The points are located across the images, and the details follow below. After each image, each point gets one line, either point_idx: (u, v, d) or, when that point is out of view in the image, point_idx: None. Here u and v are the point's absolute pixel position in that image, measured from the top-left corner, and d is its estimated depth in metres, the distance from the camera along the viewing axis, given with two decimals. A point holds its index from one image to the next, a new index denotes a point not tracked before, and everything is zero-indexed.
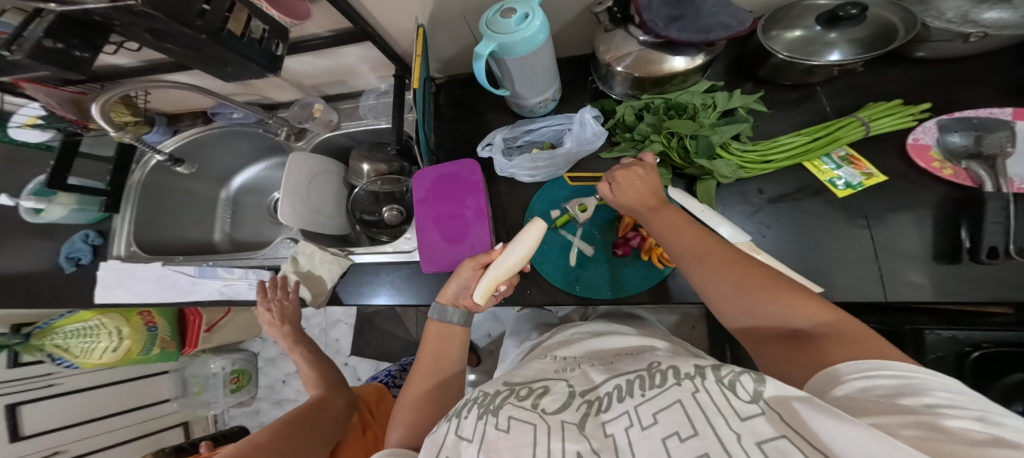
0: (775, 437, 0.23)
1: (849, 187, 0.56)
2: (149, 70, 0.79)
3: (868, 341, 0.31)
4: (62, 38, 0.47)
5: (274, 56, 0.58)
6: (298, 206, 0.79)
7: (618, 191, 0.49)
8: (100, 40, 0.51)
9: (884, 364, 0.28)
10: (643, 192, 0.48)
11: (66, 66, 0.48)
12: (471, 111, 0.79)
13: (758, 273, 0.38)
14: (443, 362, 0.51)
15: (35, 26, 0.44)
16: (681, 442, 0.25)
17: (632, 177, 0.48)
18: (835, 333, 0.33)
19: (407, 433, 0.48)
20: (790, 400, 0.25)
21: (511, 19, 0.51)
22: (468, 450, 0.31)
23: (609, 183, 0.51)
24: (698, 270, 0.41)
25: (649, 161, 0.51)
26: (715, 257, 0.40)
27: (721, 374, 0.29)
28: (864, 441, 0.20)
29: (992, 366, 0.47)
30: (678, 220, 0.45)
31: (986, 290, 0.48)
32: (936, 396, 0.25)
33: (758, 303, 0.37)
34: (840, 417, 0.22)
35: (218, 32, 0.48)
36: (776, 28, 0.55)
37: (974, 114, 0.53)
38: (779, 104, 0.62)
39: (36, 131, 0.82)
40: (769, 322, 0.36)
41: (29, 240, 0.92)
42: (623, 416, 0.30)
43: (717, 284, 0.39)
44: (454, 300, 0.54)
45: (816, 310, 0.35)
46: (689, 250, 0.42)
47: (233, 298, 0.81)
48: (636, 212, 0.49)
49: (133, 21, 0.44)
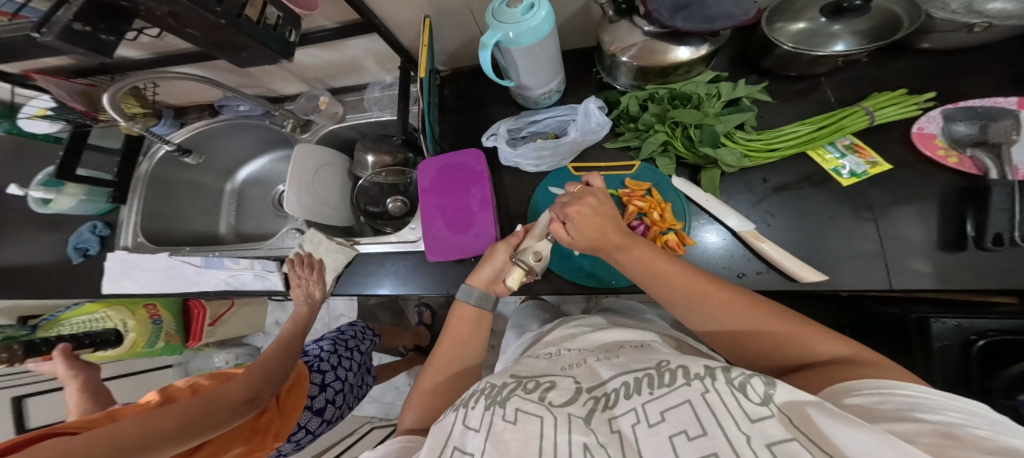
0: (785, 439, 0.23)
1: (854, 176, 0.56)
2: (159, 63, 0.79)
3: (882, 367, 0.32)
4: (92, 22, 0.48)
5: (288, 42, 0.59)
6: (304, 196, 0.80)
7: (576, 231, 0.45)
8: (125, 24, 0.51)
9: (902, 384, 0.28)
10: (606, 228, 0.44)
11: (92, 48, 0.49)
12: (476, 102, 0.79)
13: (764, 312, 0.38)
14: (463, 353, 0.51)
15: (64, 10, 0.45)
16: (689, 440, 0.25)
17: (587, 210, 0.44)
18: (849, 361, 0.34)
19: (420, 416, 0.47)
20: (802, 405, 0.26)
21: (517, 9, 0.52)
22: (474, 441, 0.31)
23: (563, 222, 0.47)
24: (690, 311, 0.42)
25: (596, 186, 0.49)
26: (714, 300, 0.40)
27: (731, 376, 0.29)
28: (879, 446, 0.21)
29: (998, 354, 0.47)
30: (654, 257, 0.44)
31: (993, 277, 0.48)
32: (948, 414, 0.25)
33: (768, 342, 0.38)
34: (854, 424, 0.23)
35: (237, 18, 0.49)
36: (781, 20, 0.54)
37: (979, 103, 0.53)
38: (783, 95, 0.62)
39: (46, 123, 0.82)
40: (777, 357, 0.38)
41: (40, 233, 0.93)
42: (630, 412, 0.30)
43: (724, 326, 0.40)
44: (488, 284, 0.54)
45: (827, 341, 0.36)
46: (687, 292, 0.42)
47: (238, 288, 0.82)
48: (607, 250, 0.46)
49: (158, 6, 0.45)
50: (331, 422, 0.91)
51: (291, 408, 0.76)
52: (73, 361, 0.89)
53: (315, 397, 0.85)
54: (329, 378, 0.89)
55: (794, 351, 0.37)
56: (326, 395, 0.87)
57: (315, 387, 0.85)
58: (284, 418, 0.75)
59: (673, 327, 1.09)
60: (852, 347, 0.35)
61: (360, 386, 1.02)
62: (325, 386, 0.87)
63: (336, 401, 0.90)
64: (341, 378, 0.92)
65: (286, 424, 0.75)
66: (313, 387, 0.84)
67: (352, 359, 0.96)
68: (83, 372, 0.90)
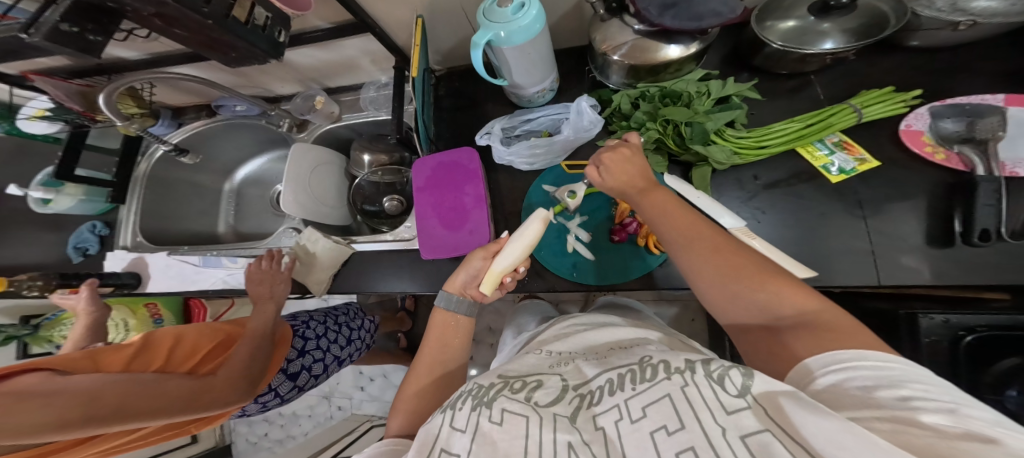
0: (759, 430, 0.24)
1: (843, 173, 0.56)
2: (154, 63, 0.80)
3: (847, 330, 0.31)
4: (78, 22, 0.48)
5: (277, 42, 0.60)
6: (301, 195, 0.80)
7: (606, 175, 0.48)
8: (113, 25, 0.52)
9: (863, 355, 0.29)
10: (634, 174, 0.47)
11: (80, 49, 0.50)
12: (471, 101, 0.80)
13: (746, 263, 0.38)
14: (447, 356, 0.52)
15: (51, 11, 0.46)
16: (669, 435, 0.26)
17: (617, 158, 0.47)
18: (814, 321, 0.33)
19: (408, 419, 0.47)
20: (776, 396, 0.26)
21: (507, 9, 0.52)
22: (460, 442, 0.32)
23: (597, 166, 0.49)
24: (684, 252, 0.41)
25: (634, 141, 0.50)
26: (701, 244, 0.41)
27: (710, 369, 0.30)
28: (843, 435, 0.21)
29: (987, 350, 0.47)
30: (666, 200, 0.45)
31: (979, 273, 0.49)
32: (913, 387, 0.25)
33: (741, 293, 0.37)
34: (820, 412, 0.23)
35: (224, 18, 0.49)
36: (770, 18, 0.54)
37: (966, 100, 0.53)
38: (774, 93, 0.62)
39: (45, 123, 0.82)
40: (749, 313, 0.37)
41: (41, 233, 0.94)
42: (614, 409, 0.31)
43: (697, 272, 0.40)
44: (461, 289, 0.56)
45: (799, 298, 0.35)
46: (674, 238, 0.43)
47: (235, 288, 0.81)
48: (627, 196, 0.48)
49: (144, 7, 0.46)
50: (302, 390, 0.88)
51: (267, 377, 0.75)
52: (96, 299, 0.81)
53: (292, 361, 0.82)
54: (310, 346, 0.86)
55: (763, 302, 0.36)
56: (303, 361, 0.84)
57: (294, 351, 0.83)
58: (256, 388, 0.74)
59: (671, 325, 1.10)
60: (822, 305, 0.34)
61: (344, 362, 0.99)
62: (304, 352, 0.85)
63: (313, 369, 0.88)
64: (323, 348, 0.89)
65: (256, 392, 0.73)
66: (291, 350, 0.82)
67: (339, 333, 0.94)
68: (100, 310, 0.82)
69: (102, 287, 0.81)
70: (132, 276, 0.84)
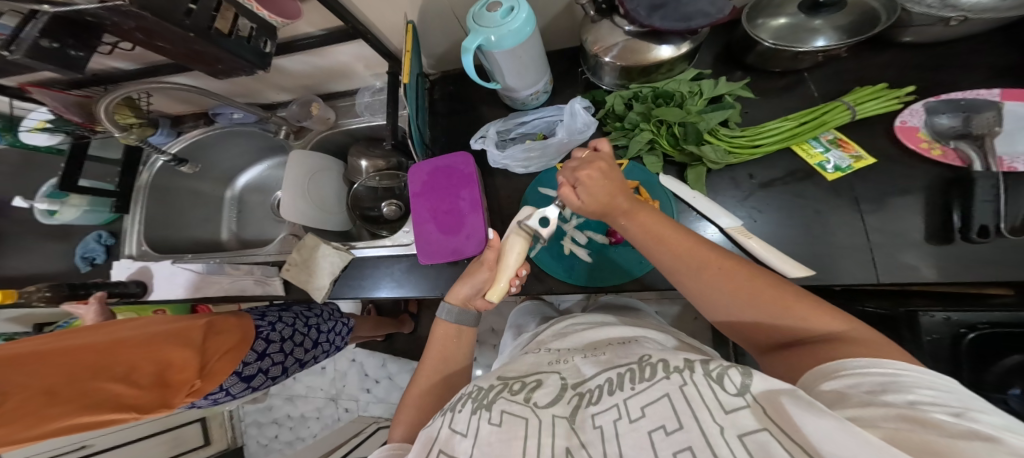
0: (756, 429, 0.24)
1: (838, 170, 0.56)
2: (150, 72, 0.81)
3: (875, 345, 0.31)
4: (57, 38, 0.52)
5: (263, 53, 0.62)
6: (300, 202, 0.81)
7: (584, 194, 0.45)
8: (94, 40, 0.56)
9: (876, 362, 0.29)
10: (614, 193, 0.44)
11: (61, 63, 0.53)
12: (465, 104, 0.80)
13: (761, 282, 0.38)
14: (449, 361, 0.53)
15: (31, 28, 0.49)
16: (667, 435, 0.26)
17: (594, 174, 0.44)
18: (849, 338, 0.32)
19: (410, 429, 0.47)
20: (777, 395, 0.25)
21: (497, 13, 0.52)
22: (461, 445, 0.32)
23: (571, 186, 0.47)
24: (690, 277, 0.42)
25: (603, 150, 0.49)
26: (713, 266, 0.40)
27: (709, 368, 0.30)
28: (834, 434, 0.21)
29: (986, 347, 0.47)
30: (654, 221, 0.45)
31: (979, 269, 0.48)
32: (921, 393, 0.25)
33: (759, 314, 0.37)
34: (817, 412, 0.23)
35: (206, 31, 0.52)
36: (762, 16, 0.54)
37: (961, 95, 0.53)
38: (769, 91, 0.62)
39: (45, 135, 0.85)
40: (774, 331, 0.37)
41: (51, 242, 0.96)
42: (612, 408, 0.30)
43: (703, 292, 0.41)
44: (465, 302, 0.56)
45: (823, 317, 0.35)
46: (684, 261, 0.42)
47: (238, 293, 0.81)
48: (611, 216, 0.47)
49: (123, 20, 0.49)
50: (257, 390, 0.82)
51: (218, 371, 0.67)
52: (105, 310, 0.82)
53: (249, 364, 0.75)
54: (272, 349, 0.80)
55: (784, 326, 0.36)
56: (261, 364, 0.78)
57: (252, 354, 0.76)
58: (206, 381, 0.65)
59: (674, 323, 1.09)
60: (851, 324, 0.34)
61: (307, 365, 0.92)
62: (264, 355, 0.78)
63: (270, 371, 0.81)
64: (286, 351, 0.83)
65: (206, 379, 0.65)
66: (250, 353, 0.75)
67: (307, 336, 0.87)
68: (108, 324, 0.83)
69: (110, 299, 0.82)
70: (137, 285, 0.85)
